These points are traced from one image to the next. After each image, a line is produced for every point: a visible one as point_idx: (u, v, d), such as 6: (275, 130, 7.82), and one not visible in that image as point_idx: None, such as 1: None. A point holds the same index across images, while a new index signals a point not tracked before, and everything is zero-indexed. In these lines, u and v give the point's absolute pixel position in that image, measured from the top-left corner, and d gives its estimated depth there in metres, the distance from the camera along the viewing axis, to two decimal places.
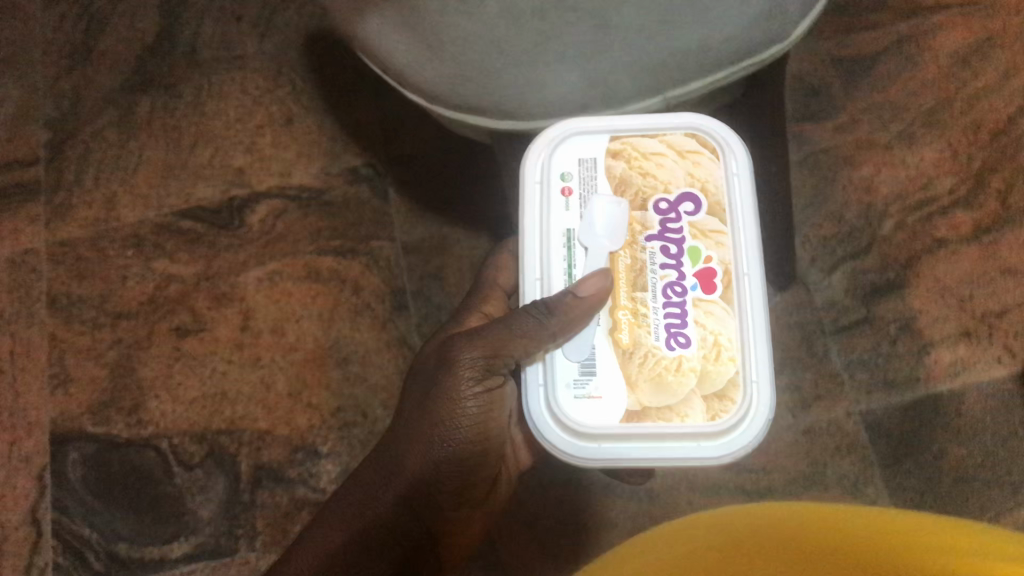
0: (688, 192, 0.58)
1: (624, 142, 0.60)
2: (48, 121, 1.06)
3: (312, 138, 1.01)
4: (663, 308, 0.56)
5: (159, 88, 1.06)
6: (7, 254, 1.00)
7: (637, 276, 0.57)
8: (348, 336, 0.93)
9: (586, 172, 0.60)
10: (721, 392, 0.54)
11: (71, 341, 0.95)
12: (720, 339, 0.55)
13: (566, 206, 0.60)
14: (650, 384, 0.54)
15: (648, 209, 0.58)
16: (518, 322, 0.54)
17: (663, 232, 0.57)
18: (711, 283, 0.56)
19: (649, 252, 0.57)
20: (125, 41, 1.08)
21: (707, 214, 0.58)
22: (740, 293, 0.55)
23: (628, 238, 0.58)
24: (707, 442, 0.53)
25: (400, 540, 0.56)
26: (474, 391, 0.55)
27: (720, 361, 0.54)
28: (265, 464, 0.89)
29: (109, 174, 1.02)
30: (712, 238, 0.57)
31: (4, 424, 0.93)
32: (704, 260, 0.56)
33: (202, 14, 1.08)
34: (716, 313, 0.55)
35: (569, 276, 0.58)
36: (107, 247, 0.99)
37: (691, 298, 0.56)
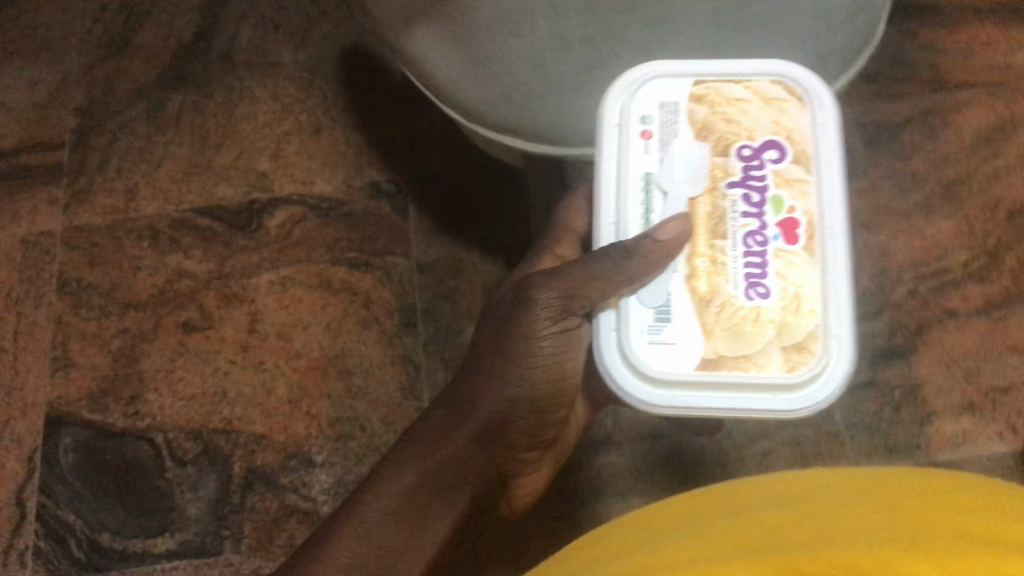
0: (773, 138, 0.53)
1: (707, 85, 0.54)
2: (78, 107, 1.06)
3: (338, 150, 1.02)
4: (744, 256, 0.51)
5: (191, 86, 1.07)
6: (22, 234, 1.00)
7: (715, 220, 0.52)
8: (353, 348, 0.93)
9: (668, 113, 0.55)
10: (801, 344, 0.49)
11: (77, 326, 0.95)
12: (802, 291, 0.50)
13: (644, 148, 0.54)
14: (727, 334, 0.50)
15: (730, 155, 0.53)
16: (598, 263, 0.51)
17: (745, 179, 0.52)
18: (795, 232, 0.51)
19: (730, 198, 0.52)
20: (163, 37, 1.09)
21: (793, 162, 0.52)
22: (826, 244, 0.50)
23: (709, 182, 0.53)
24: (783, 396, 0.49)
25: (475, 470, 0.61)
26: (550, 331, 0.55)
27: (801, 313, 0.49)
28: (258, 468, 0.88)
29: (131, 164, 1.02)
30: (796, 187, 0.52)
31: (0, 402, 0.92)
32: (788, 208, 0.51)
33: (241, 19, 1.09)
34: (799, 264, 0.50)
35: (647, 220, 0.53)
36: (123, 237, 0.99)
37: (773, 248, 0.51)
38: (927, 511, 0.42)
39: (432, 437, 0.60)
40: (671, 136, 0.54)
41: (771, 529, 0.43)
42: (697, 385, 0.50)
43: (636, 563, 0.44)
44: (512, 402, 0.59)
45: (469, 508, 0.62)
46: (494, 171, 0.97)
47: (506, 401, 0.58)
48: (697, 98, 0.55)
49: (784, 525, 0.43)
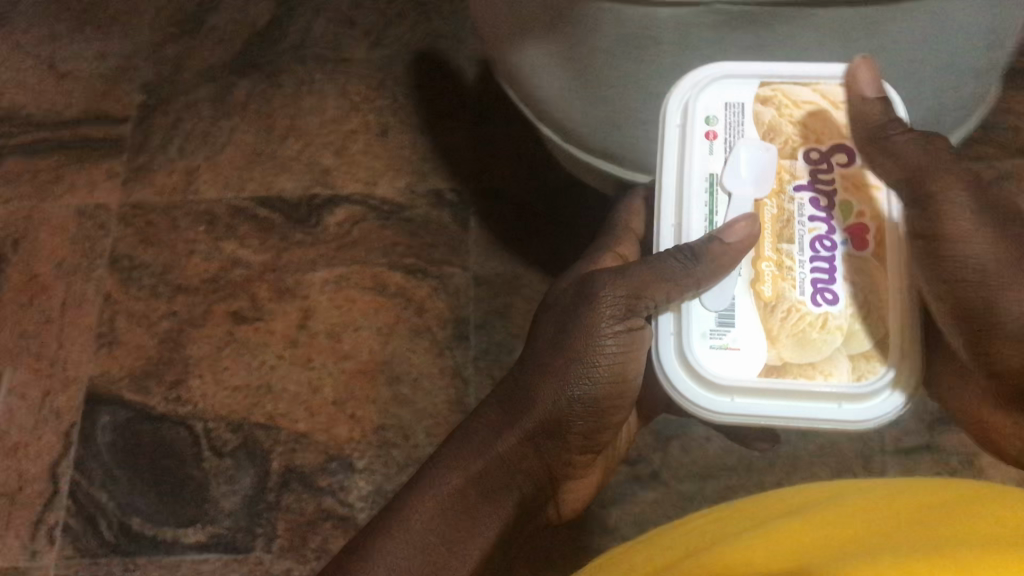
0: (841, 143, 0.56)
1: (775, 88, 0.57)
2: (145, 84, 1.05)
3: (404, 154, 1.01)
4: (810, 262, 0.53)
5: (261, 74, 1.05)
6: (78, 205, 0.99)
7: (784, 228, 0.54)
8: (403, 356, 0.91)
9: (734, 116, 0.57)
10: (869, 351, 0.52)
11: (126, 304, 0.94)
12: (872, 299, 0.52)
13: (710, 150, 0.56)
14: (793, 340, 0.52)
15: (798, 159, 0.56)
16: (667, 264, 0.53)
17: (814, 183, 0.55)
18: (863, 239, 0.54)
19: (799, 204, 0.55)
20: (237, 21, 1.08)
21: (863, 167, 0.55)
22: (895, 251, 0.53)
23: (776, 187, 0.55)
24: (849, 404, 0.51)
25: (525, 472, 0.60)
26: (615, 330, 0.56)
27: (870, 321, 0.52)
28: (296, 467, 0.87)
29: (195, 147, 1.01)
30: (866, 192, 0.55)
31: (41, 373, 0.91)
32: (856, 216, 0.54)
33: (318, 11, 1.08)
34: (869, 271, 0.53)
35: (708, 224, 0.55)
36: (180, 218, 0.97)
37: (841, 254, 0.53)
38: (938, 499, 0.46)
39: (483, 437, 0.59)
40: (736, 139, 0.56)
41: (810, 526, 0.46)
42: (762, 393, 0.52)
43: (699, 560, 0.46)
44: (571, 399, 0.58)
45: (519, 514, 0.60)
46: (559, 187, 0.96)
47: (565, 397, 0.58)
48: (764, 100, 0.57)
49: (824, 522, 0.46)
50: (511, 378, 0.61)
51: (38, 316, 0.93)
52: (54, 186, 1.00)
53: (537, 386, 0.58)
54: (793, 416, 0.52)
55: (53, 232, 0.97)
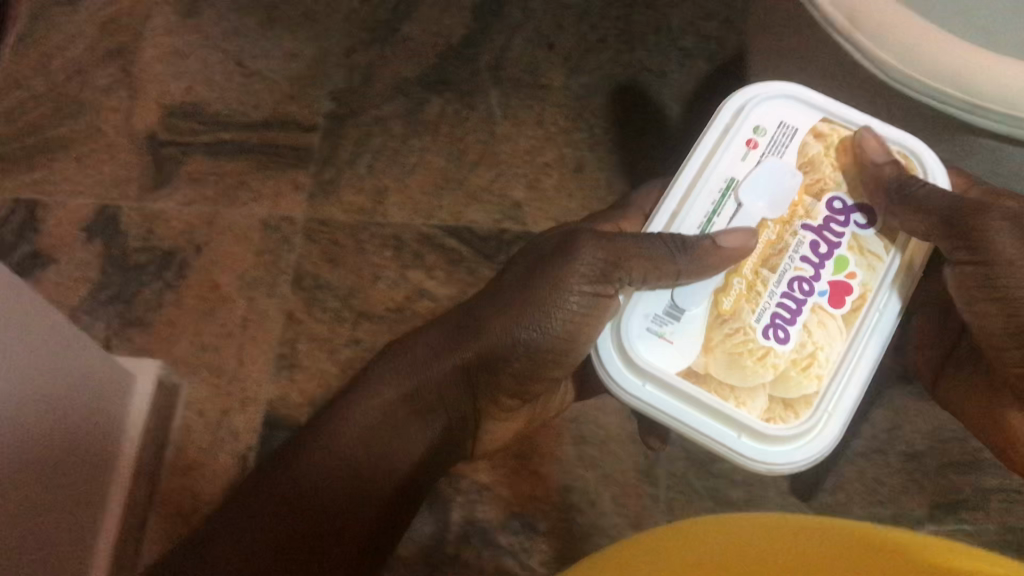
0: (864, 203, 0.59)
1: (832, 128, 0.61)
2: (334, 91, 1.01)
3: (598, 193, 0.96)
4: (781, 297, 0.58)
5: (455, 92, 1.01)
6: (263, 215, 0.96)
7: (773, 249, 0.58)
8: (591, 413, 0.85)
9: (783, 137, 0.60)
10: (789, 402, 0.56)
11: (309, 327, 0.91)
12: (817, 354, 0.56)
13: (743, 158, 0.60)
14: (733, 359, 0.57)
15: (819, 201, 0.59)
16: (651, 244, 0.57)
17: (821, 229, 0.58)
18: (841, 298, 0.57)
19: (798, 239, 0.58)
20: (431, 33, 1.03)
21: (875, 234, 0.59)
22: (862, 322, 0.57)
23: (772, 208, 0.59)
24: (746, 439, 0.56)
25: (448, 396, 0.71)
26: (582, 289, 0.60)
27: (804, 373, 0.56)
28: (477, 522, 0.83)
29: (384, 166, 0.98)
30: (866, 259, 0.58)
31: (220, 391, 0.89)
32: (846, 275, 0.58)
33: (515, 29, 1.03)
34: (828, 327, 0.57)
35: (699, 226, 0.60)
36: (366, 241, 0.95)
37: (812, 302, 0.57)
38: None
39: (421, 359, 0.70)
40: (773, 159, 0.60)
41: None
42: (669, 386, 0.57)
43: None
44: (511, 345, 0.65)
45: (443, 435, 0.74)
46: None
47: (507, 342, 0.65)
48: (817, 136, 0.61)
49: None
50: (469, 312, 0.69)
51: (219, 330, 0.91)
52: (238, 191, 0.96)
53: (486, 325, 0.66)
54: (691, 422, 0.57)
55: (237, 242, 0.94)
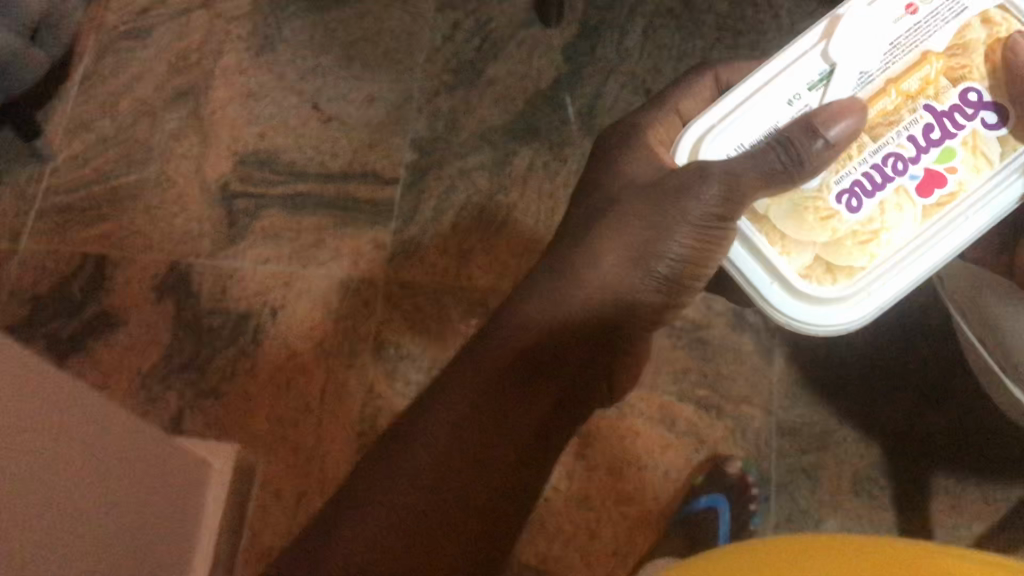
0: (1003, 110, 0.52)
1: (1005, 19, 0.52)
2: (415, 140, 0.95)
3: None
4: (873, 164, 0.53)
5: (544, 142, 0.94)
6: (341, 276, 0.90)
7: (884, 112, 0.53)
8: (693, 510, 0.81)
9: (949, 9, 0.52)
10: (832, 266, 0.53)
11: (390, 402, 0.86)
12: (879, 230, 0.53)
13: (896, 20, 0.53)
14: (800, 210, 0.54)
15: (955, 87, 0.52)
16: (767, 154, 0.51)
17: (941, 116, 0.52)
18: (931, 189, 0.53)
19: (914, 117, 0.53)
20: (518, 75, 0.96)
21: (997, 140, 0.52)
22: (941, 219, 0.52)
23: (893, 75, 0.53)
24: (778, 287, 0.54)
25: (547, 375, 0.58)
26: (687, 234, 0.54)
27: (857, 245, 0.53)
28: None
29: (469, 224, 0.92)
30: (975, 159, 0.52)
31: (299, 470, 0.85)
32: (946, 167, 0.52)
33: (609, 72, 0.96)
34: (904, 212, 0.53)
35: (794, 103, 0.54)
36: (450, 307, 0.89)
37: (899, 181, 0.53)
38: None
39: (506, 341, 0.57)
40: (925, 31, 0.52)
41: None
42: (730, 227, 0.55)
43: None
44: (617, 296, 0.57)
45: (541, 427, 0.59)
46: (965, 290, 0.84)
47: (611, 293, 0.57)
48: (986, 22, 0.52)
49: None
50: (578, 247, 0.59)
51: (297, 403, 0.86)
52: (315, 250, 0.92)
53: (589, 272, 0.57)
54: (731, 259, 0.55)
55: (315, 306, 0.90)
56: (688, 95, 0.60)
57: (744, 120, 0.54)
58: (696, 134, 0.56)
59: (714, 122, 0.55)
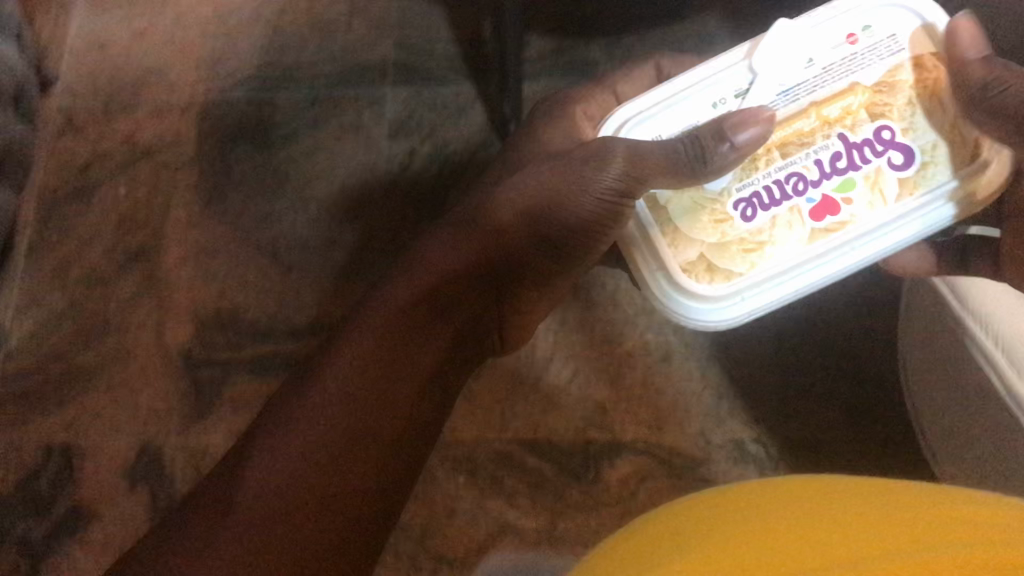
0: (909, 151, 0.53)
1: (935, 67, 0.54)
2: None
3: (692, 384, 0.84)
4: (776, 179, 0.55)
5: None
6: None
7: (794, 132, 0.55)
8: None
9: (885, 45, 0.55)
10: (713, 269, 0.56)
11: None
12: (764, 245, 0.55)
13: (835, 48, 0.55)
14: (699, 213, 0.56)
15: (873, 121, 0.54)
16: (678, 149, 0.53)
17: (849, 146, 0.54)
18: (824, 214, 0.54)
19: (825, 142, 0.54)
20: None
21: (901, 178, 0.53)
22: (828, 245, 0.54)
23: (814, 99, 0.55)
24: (663, 280, 0.57)
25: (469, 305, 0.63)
26: (603, 195, 0.55)
27: (738, 254, 0.55)
28: None
29: None
30: (873, 194, 0.54)
31: None
32: (843, 197, 0.54)
33: None
34: (794, 231, 0.54)
35: (716, 106, 0.57)
36: (438, 466, 0.85)
37: (795, 202, 0.55)
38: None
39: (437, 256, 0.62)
40: (857, 63, 0.55)
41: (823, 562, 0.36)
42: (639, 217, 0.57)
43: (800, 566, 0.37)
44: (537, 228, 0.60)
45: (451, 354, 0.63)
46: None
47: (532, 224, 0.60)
48: (918, 62, 0.54)
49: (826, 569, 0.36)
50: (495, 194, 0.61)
51: None
52: None
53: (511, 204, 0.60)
54: (631, 246, 0.58)
55: None
56: (631, 80, 0.66)
57: (667, 113, 0.58)
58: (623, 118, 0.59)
59: (640, 113, 0.59)
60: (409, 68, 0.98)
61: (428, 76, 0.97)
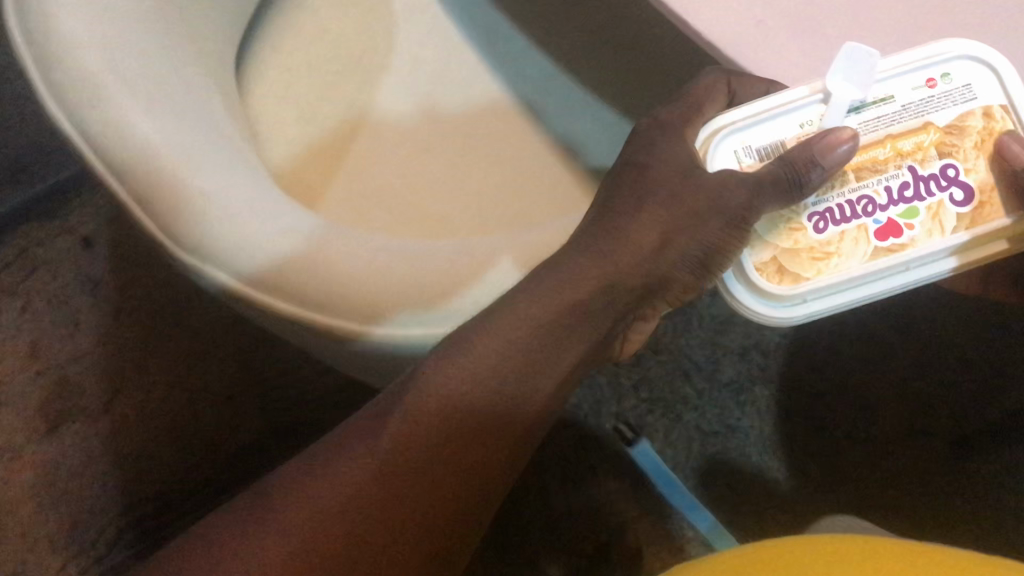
0: (968, 191, 0.40)
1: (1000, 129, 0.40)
2: None
3: None
4: (846, 193, 0.41)
5: None
6: None
7: (867, 159, 0.41)
8: None
9: (961, 93, 0.40)
10: (785, 271, 0.41)
11: None
12: (834, 259, 0.41)
13: (913, 86, 0.40)
14: (778, 216, 0.42)
15: (940, 156, 0.40)
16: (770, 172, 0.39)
17: (914, 176, 0.40)
18: (890, 236, 0.41)
19: (892, 171, 0.41)
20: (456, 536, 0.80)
21: (961, 211, 0.40)
22: (889, 265, 0.41)
23: (894, 132, 0.41)
24: (737, 284, 0.43)
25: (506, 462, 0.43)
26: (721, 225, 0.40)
27: (806, 261, 0.41)
28: None
29: None
30: (934, 222, 0.40)
31: None
32: (907, 225, 0.41)
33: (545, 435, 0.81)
34: (857, 249, 0.41)
35: (809, 126, 0.40)
36: None
37: (861, 220, 0.41)
38: None
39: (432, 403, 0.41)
40: (931, 105, 0.40)
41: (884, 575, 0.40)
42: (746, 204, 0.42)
43: None
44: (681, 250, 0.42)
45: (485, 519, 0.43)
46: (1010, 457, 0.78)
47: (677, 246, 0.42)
48: (984, 116, 0.40)
49: None
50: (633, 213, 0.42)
51: None
52: None
53: (638, 228, 0.41)
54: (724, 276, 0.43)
55: None
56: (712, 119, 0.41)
57: (764, 125, 0.41)
58: (714, 129, 0.41)
59: (733, 124, 0.41)
60: (274, 413, 0.83)
61: (298, 411, 0.83)
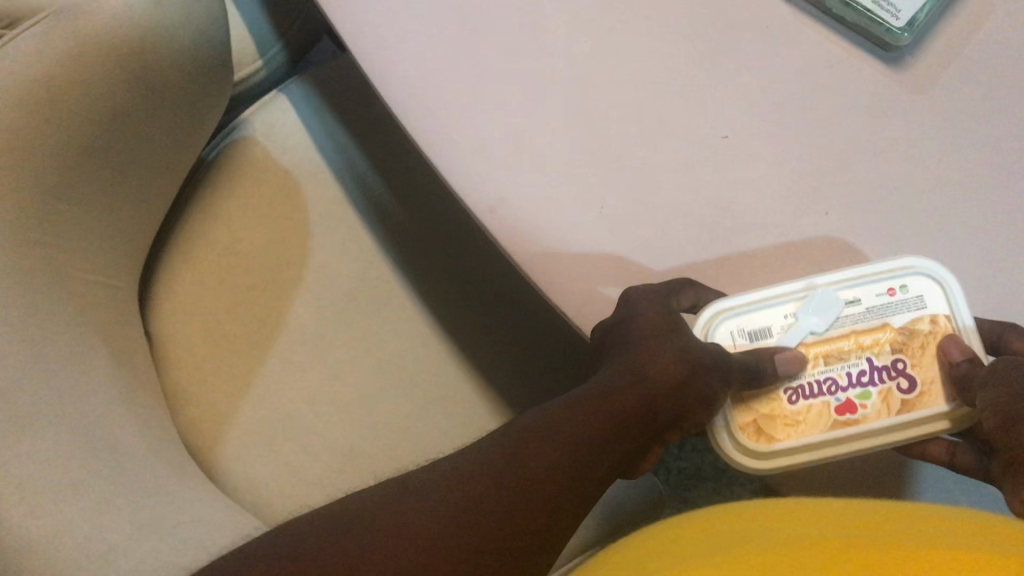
0: (913, 382, 0.41)
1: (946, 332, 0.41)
2: None
3: None
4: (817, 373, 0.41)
5: None
6: None
7: (830, 350, 0.42)
8: None
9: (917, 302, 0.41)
10: (761, 435, 0.42)
11: None
12: (801, 428, 0.41)
13: (874, 291, 0.41)
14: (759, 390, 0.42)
15: (895, 351, 0.41)
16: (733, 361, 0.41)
17: (871, 365, 0.41)
18: (850, 412, 0.41)
19: (851, 359, 0.41)
20: None
21: (912, 393, 0.41)
22: (848, 439, 0.41)
23: (858, 328, 0.42)
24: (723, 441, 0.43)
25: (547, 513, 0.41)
26: (705, 368, 0.41)
27: (778, 427, 0.42)
28: None
29: None
30: (884, 402, 0.41)
31: None
32: (864, 405, 0.41)
33: None
34: (817, 423, 0.41)
35: (791, 319, 0.42)
36: None
37: (825, 395, 0.41)
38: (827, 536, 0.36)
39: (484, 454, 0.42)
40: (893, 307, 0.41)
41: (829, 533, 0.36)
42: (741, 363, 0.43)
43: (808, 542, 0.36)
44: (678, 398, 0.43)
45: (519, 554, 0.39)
46: None
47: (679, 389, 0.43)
48: (932, 322, 0.41)
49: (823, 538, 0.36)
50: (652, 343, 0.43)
51: None
52: None
53: (655, 361, 0.43)
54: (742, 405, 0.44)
55: None
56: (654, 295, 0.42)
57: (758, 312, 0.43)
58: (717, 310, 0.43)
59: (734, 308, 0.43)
60: None
61: None
